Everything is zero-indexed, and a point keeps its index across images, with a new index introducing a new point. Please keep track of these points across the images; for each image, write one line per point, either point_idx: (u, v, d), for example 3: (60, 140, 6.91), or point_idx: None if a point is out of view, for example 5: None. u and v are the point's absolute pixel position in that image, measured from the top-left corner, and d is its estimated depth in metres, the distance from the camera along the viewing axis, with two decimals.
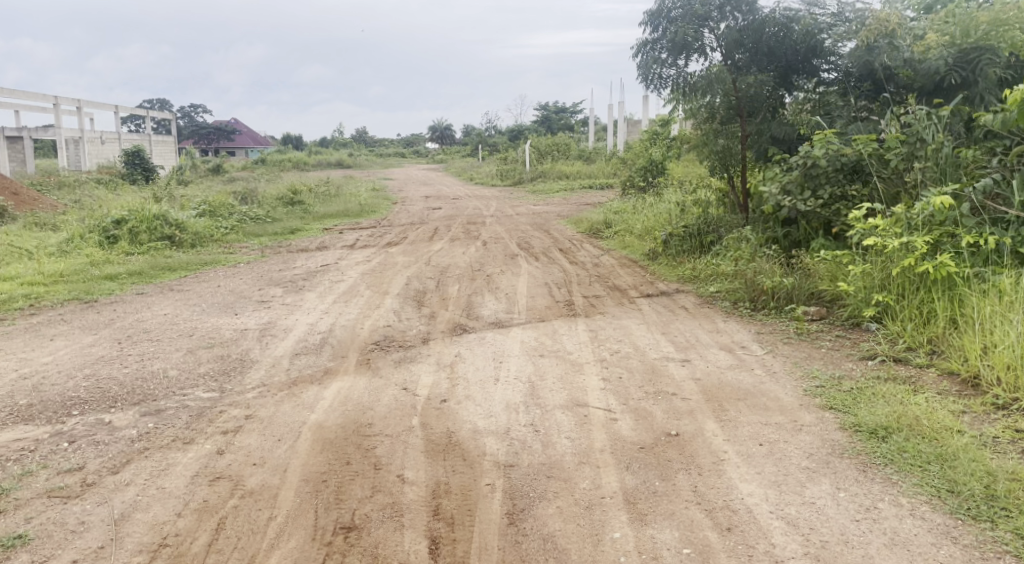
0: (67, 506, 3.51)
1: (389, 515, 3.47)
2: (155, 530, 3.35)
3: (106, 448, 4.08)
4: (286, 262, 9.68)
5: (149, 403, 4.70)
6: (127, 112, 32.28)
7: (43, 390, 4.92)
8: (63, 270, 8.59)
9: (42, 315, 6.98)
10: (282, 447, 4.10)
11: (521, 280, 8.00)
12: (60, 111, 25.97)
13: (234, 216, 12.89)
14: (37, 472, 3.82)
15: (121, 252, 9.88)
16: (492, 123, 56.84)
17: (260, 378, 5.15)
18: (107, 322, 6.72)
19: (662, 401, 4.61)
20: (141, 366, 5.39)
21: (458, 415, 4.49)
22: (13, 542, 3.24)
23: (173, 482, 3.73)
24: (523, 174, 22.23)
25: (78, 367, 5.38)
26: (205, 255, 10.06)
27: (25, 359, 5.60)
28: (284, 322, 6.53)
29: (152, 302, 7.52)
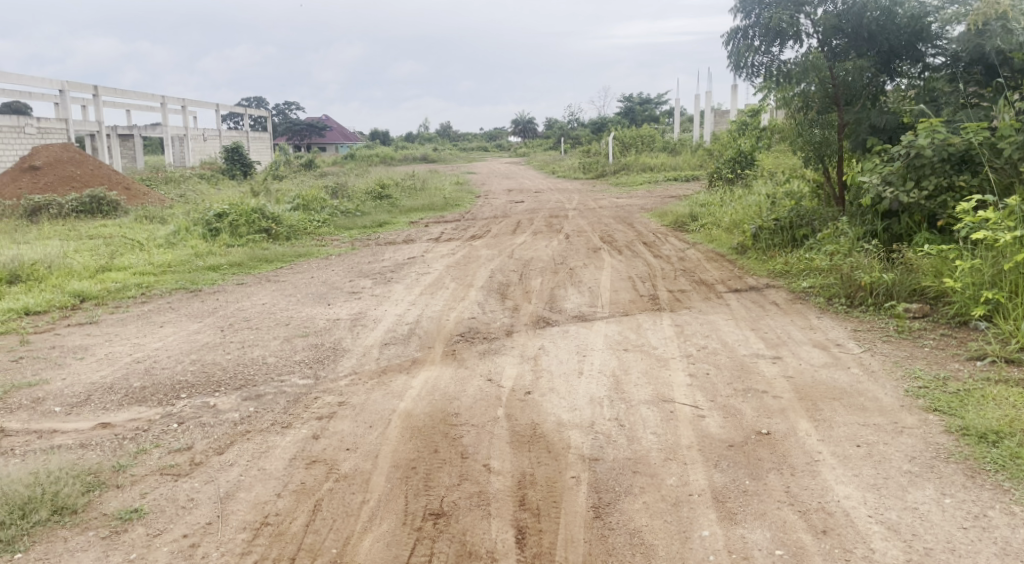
0: (178, 483, 3.73)
1: (476, 504, 3.54)
2: (258, 509, 3.51)
3: (212, 430, 4.32)
4: (375, 254, 9.94)
5: (250, 388, 4.94)
6: (227, 112, 33.87)
7: (155, 373, 5.25)
8: (171, 261, 9.09)
9: (152, 303, 7.42)
10: (373, 434, 4.23)
11: (604, 273, 7.97)
12: (167, 110, 27.43)
13: (325, 209, 13.33)
14: (151, 450, 4.07)
15: (223, 243, 10.36)
16: (574, 116, 56.59)
17: (352, 366, 5.33)
18: (211, 310, 7.08)
19: (752, 399, 4.50)
20: (242, 353, 5.66)
21: (542, 407, 4.51)
22: (131, 515, 3.44)
23: (273, 464, 3.91)
24: (606, 166, 22.05)
25: (185, 353, 5.70)
26: (298, 247, 10.44)
27: (138, 344, 5.97)
28: (374, 312, 6.73)
29: (251, 291, 7.87)
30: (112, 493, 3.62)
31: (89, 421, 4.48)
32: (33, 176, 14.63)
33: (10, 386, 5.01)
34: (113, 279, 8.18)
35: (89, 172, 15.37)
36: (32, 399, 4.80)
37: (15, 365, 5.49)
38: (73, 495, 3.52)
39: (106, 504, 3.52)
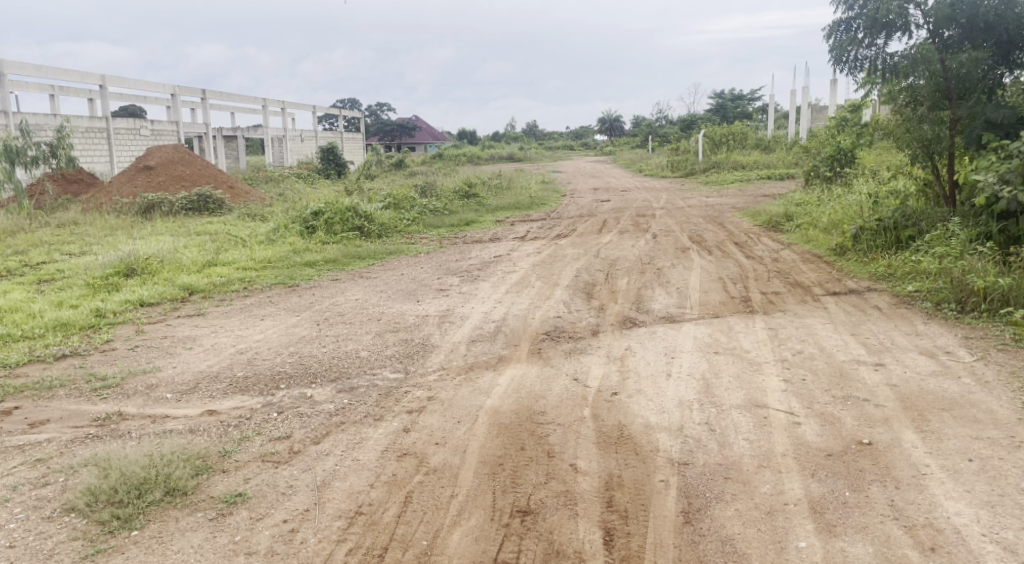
0: (278, 470, 3.89)
1: (563, 503, 3.53)
2: (353, 498, 3.62)
3: (309, 420, 4.48)
4: (462, 253, 10.08)
5: (344, 381, 5.09)
6: (322, 113, 35.04)
7: (256, 364, 5.49)
8: (271, 257, 9.48)
9: (254, 297, 7.76)
10: (461, 429, 4.29)
11: (694, 273, 7.81)
12: (267, 112, 28.64)
13: (415, 208, 13.61)
14: (253, 438, 4.25)
15: (319, 241, 10.72)
16: (663, 113, 55.72)
17: (440, 362, 5.42)
18: (308, 304, 7.35)
19: (852, 407, 4.32)
20: (336, 346, 5.85)
21: (630, 409, 4.46)
22: (235, 499, 3.61)
23: (366, 455, 4.02)
24: (696, 164, 21.60)
25: (284, 345, 5.94)
26: (389, 245, 10.70)
27: (241, 336, 6.26)
28: (461, 309, 6.83)
29: (345, 287, 8.13)
30: (219, 477, 3.81)
31: (197, 407, 4.73)
32: (147, 175, 15.53)
33: (128, 372, 5.34)
34: (218, 273, 8.59)
35: (196, 172, 16.21)
36: (146, 386, 5.10)
37: (131, 353, 5.84)
38: (183, 478, 3.72)
39: (213, 488, 3.71)
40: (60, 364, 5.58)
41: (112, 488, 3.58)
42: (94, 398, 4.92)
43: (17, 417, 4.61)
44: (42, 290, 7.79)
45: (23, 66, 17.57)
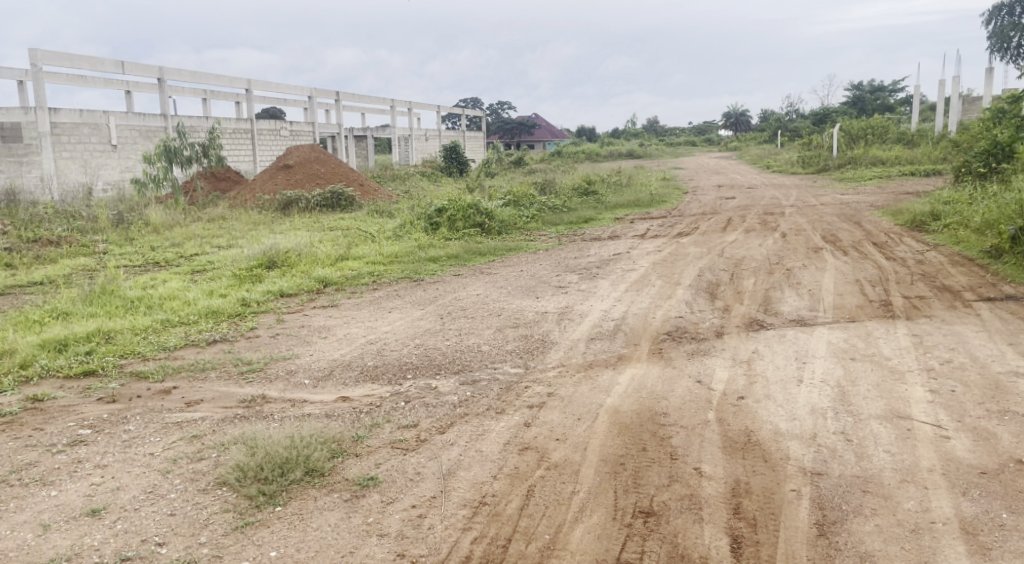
0: (406, 457, 4.03)
1: (688, 506, 3.46)
2: (477, 488, 3.70)
3: (434, 410, 4.61)
4: (581, 250, 10.06)
5: (467, 373, 5.21)
6: (446, 113, 35.91)
7: (384, 354, 5.71)
8: (397, 252, 9.82)
9: (381, 290, 8.07)
10: (581, 426, 4.28)
11: (827, 275, 7.43)
12: (394, 112, 29.67)
13: (535, 205, 13.70)
14: (383, 424, 4.43)
15: (443, 237, 11.01)
16: (794, 106, 53.29)
17: (560, 358, 5.44)
18: (432, 298, 7.56)
19: (1010, 423, 3.98)
20: (459, 340, 5.98)
21: (758, 414, 4.31)
22: (368, 482, 3.77)
23: (489, 447, 4.09)
24: (830, 160, 20.52)
25: (410, 337, 6.14)
26: (510, 241, 10.84)
27: (370, 327, 6.53)
28: (581, 307, 6.82)
29: (466, 282, 8.31)
30: (352, 461, 4.00)
31: (331, 394, 4.98)
32: (286, 173, 16.47)
33: (270, 358, 5.70)
34: (350, 267, 8.99)
35: (330, 170, 17.02)
36: (286, 371, 5.42)
37: (273, 340, 6.23)
38: (321, 460, 3.92)
39: (347, 471, 3.89)
40: (211, 348, 6.02)
41: (258, 465, 3.83)
42: (241, 381, 5.27)
43: (175, 396, 5.01)
44: (195, 280, 8.43)
45: (180, 73, 19.06)
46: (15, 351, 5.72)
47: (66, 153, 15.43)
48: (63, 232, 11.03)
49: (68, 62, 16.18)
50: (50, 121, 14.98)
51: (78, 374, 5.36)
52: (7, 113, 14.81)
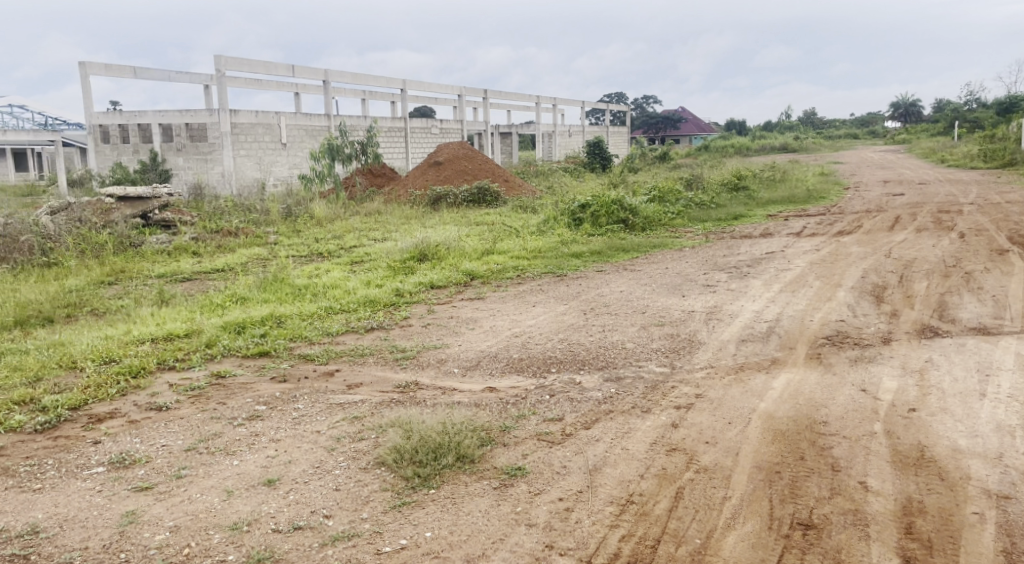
0: (552, 450, 4.06)
1: (852, 522, 3.27)
2: (624, 486, 3.67)
3: (579, 405, 4.62)
4: (731, 248, 9.71)
5: (612, 370, 5.18)
6: (590, 108, 35.83)
7: (529, 347, 5.79)
8: (541, 247, 9.92)
9: (526, 284, 8.19)
10: (733, 430, 4.14)
11: (1014, 280, 6.73)
12: (540, 108, 29.96)
13: (681, 201, 13.37)
14: (529, 416, 4.49)
15: (587, 232, 10.99)
16: (974, 95, 48.67)
17: (709, 359, 5.29)
18: (575, 294, 7.58)
19: None
20: (603, 336, 5.96)
21: (932, 429, 3.98)
22: (515, 472, 3.84)
23: (636, 445, 4.05)
24: (1016, 154, 18.58)
25: (554, 331, 6.18)
26: (655, 238, 10.65)
27: (514, 320, 6.64)
28: (730, 307, 6.59)
29: (610, 279, 8.25)
30: (500, 450, 4.08)
31: (479, 384, 5.11)
32: (436, 170, 17.06)
33: (422, 346, 5.93)
34: (495, 261, 9.18)
35: (478, 166, 17.45)
36: (437, 359, 5.63)
37: (424, 329, 6.47)
38: (471, 446, 4.04)
39: (496, 459, 3.98)
40: (368, 335, 6.35)
41: (413, 448, 4.00)
42: (396, 366, 5.54)
43: (337, 378, 5.34)
44: (354, 270, 8.93)
45: (343, 75, 20.23)
46: (201, 331, 6.31)
47: (243, 152, 16.80)
48: (240, 223, 12.03)
49: (247, 67, 17.60)
50: (231, 122, 16.36)
51: (253, 354, 5.83)
52: (195, 114, 16.33)
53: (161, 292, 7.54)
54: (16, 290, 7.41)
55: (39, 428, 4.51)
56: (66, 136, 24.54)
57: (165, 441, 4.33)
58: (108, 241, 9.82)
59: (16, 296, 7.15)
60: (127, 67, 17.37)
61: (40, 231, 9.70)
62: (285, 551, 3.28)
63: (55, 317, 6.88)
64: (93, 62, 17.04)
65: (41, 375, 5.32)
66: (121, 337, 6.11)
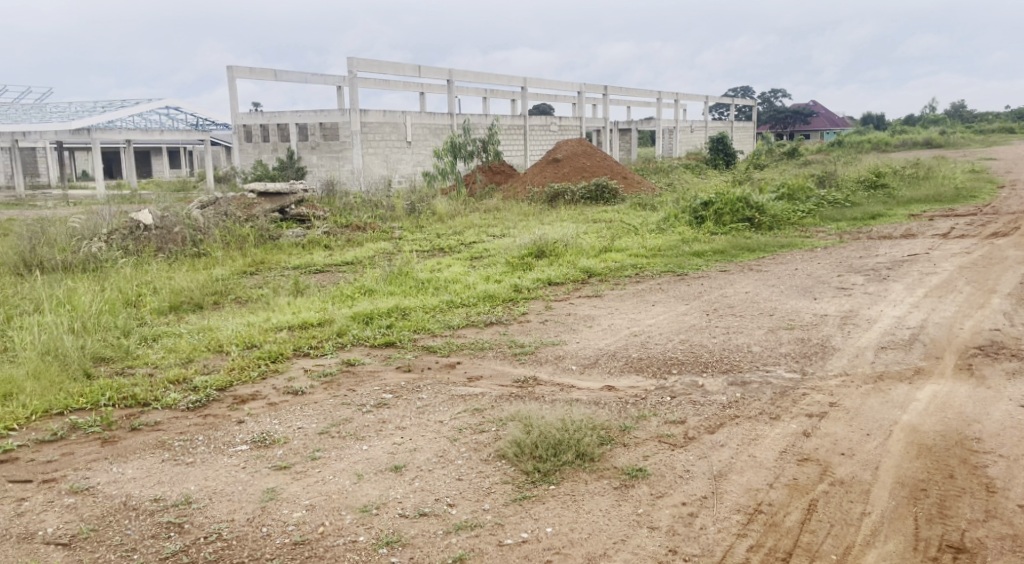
0: (674, 453, 3.97)
1: (1012, 549, 3.03)
2: (752, 495, 3.54)
3: (702, 408, 4.49)
4: (867, 249, 9.16)
5: (737, 374, 5.00)
6: (715, 102, 34.83)
7: (649, 347, 5.69)
8: (662, 245, 9.73)
9: (646, 283, 8.05)
10: (872, 442, 3.91)
11: None
12: (662, 104, 29.43)
13: (812, 199, 12.75)
14: (650, 417, 4.41)
15: (709, 231, 10.68)
16: None
17: (843, 366, 5.01)
18: (697, 294, 7.38)
19: None
20: (728, 338, 5.77)
21: None
22: (636, 474, 3.78)
23: (764, 453, 3.90)
24: None
25: (675, 332, 6.05)
26: (783, 237, 10.22)
27: (634, 319, 6.54)
28: (867, 312, 6.21)
29: (735, 279, 7.98)
30: (621, 450, 4.04)
31: (598, 382, 5.08)
32: (555, 167, 17.10)
33: (540, 342, 5.96)
34: (614, 259, 9.09)
35: (597, 163, 17.35)
36: (555, 356, 5.63)
37: (542, 325, 6.50)
38: (591, 444, 4.01)
39: (616, 459, 3.94)
40: (488, 330, 6.43)
41: (534, 443, 4.01)
42: (515, 361, 5.59)
43: (459, 370, 5.45)
44: (473, 265, 9.08)
45: (466, 74, 20.63)
46: (332, 320, 6.61)
47: (371, 150, 17.45)
48: (368, 219, 12.52)
49: (376, 68, 18.27)
50: (361, 121, 17.04)
51: (380, 344, 6.04)
52: (328, 114, 17.14)
53: (296, 283, 7.95)
54: (171, 278, 8.03)
55: (191, 405, 4.86)
56: (213, 135, 26.37)
57: (300, 424, 4.56)
58: (250, 234, 10.48)
59: (171, 283, 7.74)
60: (268, 70, 18.45)
61: (191, 223, 10.46)
62: (412, 536, 3.38)
63: (204, 304, 7.40)
64: (239, 66, 18.22)
65: (192, 357, 5.74)
66: (262, 324, 6.50)
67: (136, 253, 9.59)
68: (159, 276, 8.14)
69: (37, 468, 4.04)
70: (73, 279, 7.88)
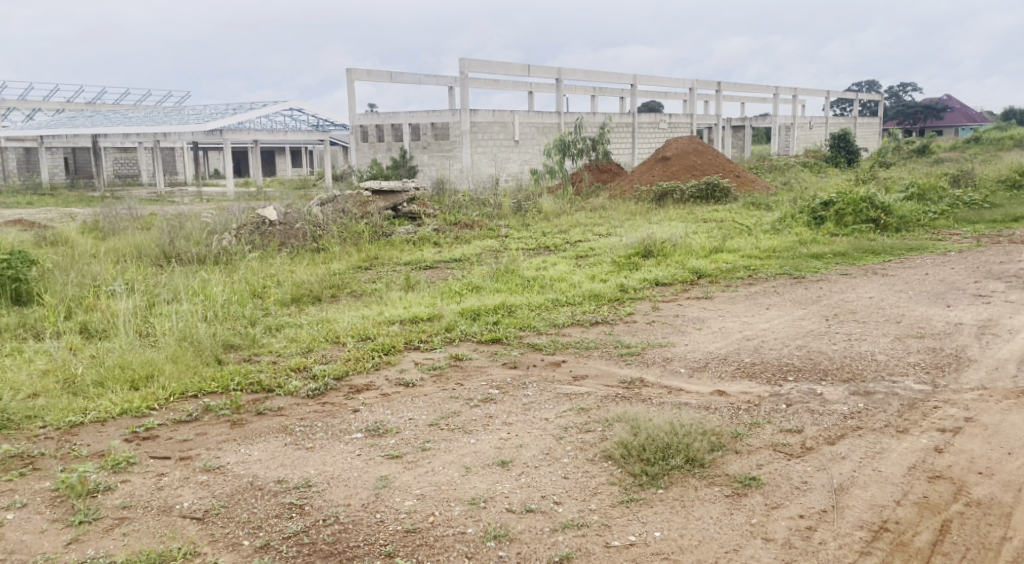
0: (791, 463, 3.81)
1: None
2: (876, 511, 3.36)
3: (821, 418, 4.29)
4: (1008, 254, 8.50)
5: (859, 383, 4.75)
6: (836, 98, 33.25)
7: (763, 352, 5.50)
8: (777, 246, 9.38)
9: (760, 286, 7.78)
10: (1014, 463, 3.63)
11: None
12: (778, 100, 28.39)
13: (944, 199, 11.95)
14: (764, 425, 4.25)
15: (829, 232, 10.19)
16: None
17: (980, 380, 4.66)
18: (816, 298, 7.06)
19: None
20: (849, 345, 5.49)
21: None
22: (749, 482, 3.65)
23: (890, 467, 3.69)
24: None
25: (791, 337, 5.81)
26: (911, 240, 9.62)
27: (747, 322, 6.33)
28: (1008, 322, 5.76)
29: (857, 283, 7.58)
30: (732, 457, 3.91)
31: (708, 386, 4.95)
32: (664, 165, 16.80)
33: (648, 343, 5.86)
34: (726, 259, 8.84)
35: (708, 161, 16.92)
36: (663, 358, 5.53)
37: (649, 326, 6.40)
38: (702, 450, 3.91)
39: (729, 466, 3.82)
40: (594, 329, 6.39)
41: (641, 445, 3.95)
42: (621, 362, 5.53)
43: (564, 369, 5.45)
44: (579, 264, 9.05)
45: (576, 72, 20.59)
46: (441, 316, 6.75)
47: (480, 148, 17.71)
48: (476, 216, 12.72)
49: (487, 68, 18.51)
50: (470, 121, 17.31)
51: (487, 340, 6.12)
52: (440, 114, 17.54)
53: (407, 279, 8.18)
54: (292, 271, 8.44)
55: (310, 393, 5.09)
56: (333, 136, 27.52)
57: (411, 415, 4.68)
58: (364, 230, 10.87)
59: (292, 276, 8.13)
60: (384, 71, 19.06)
61: (312, 218, 10.95)
62: (519, 531, 3.40)
63: (322, 296, 7.73)
64: (357, 69, 18.94)
65: (312, 347, 6.00)
66: (375, 317, 6.72)
67: (261, 247, 10.15)
68: (282, 269, 8.57)
69: (174, 446, 4.33)
70: (206, 271, 8.42)
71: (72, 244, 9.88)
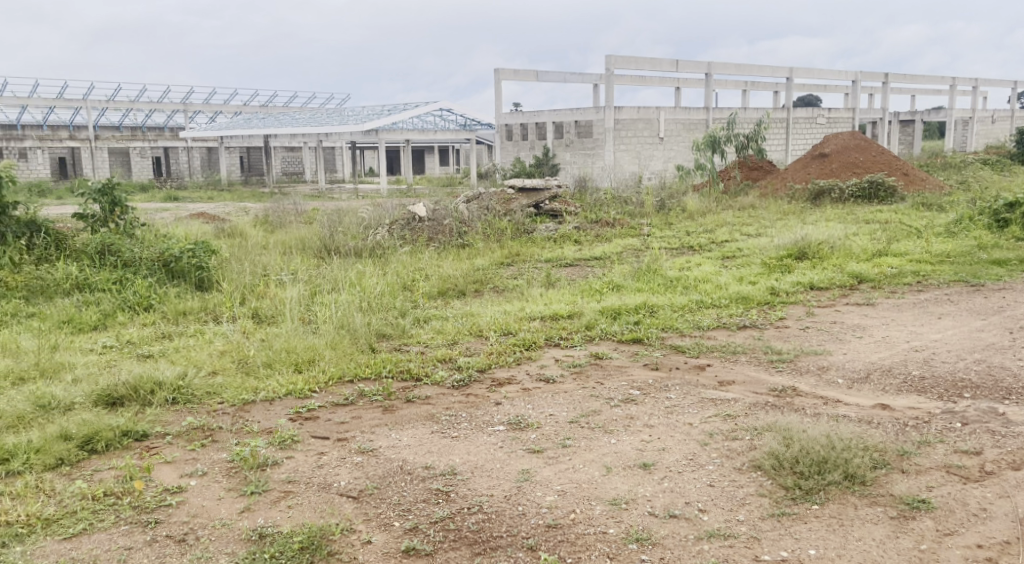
0: (967, 487, 3.49)
1: None
2: None
3: (1003, 440, 3.90)
4: None
5: None
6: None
7: (934, 365, 5.06)
8: (950, 251, 8.62)
9: (930, 293, 7.17)
10: None
11: None
12: (955, 92, 26.10)
13: None
14: (934, 444, 3.92)
15: (1013, 237, 9.23)
16: None
17: None
18: (997, 308, 6.42)
19: None
20: None
21: None
22: (917, 505, 3.37)
23: None
24: None
25: (968, 350, 5.32)
26: None
27: (915, 332, 5.86)
28: None
29: None
30: (898, 477, 3.63)
31: (869, 399, 4.62)
32: (821, 162, 15.90)
33: (801, 350, 5.56)
34: (890, 264, 8.24)
35: (871, 158, 15.83)
36: (818, 367, 5.23)
37: (802, 332, 6.07)
38: (863, 467, 3.65)
39: (894, 486, 3.55)
40: (741, 333, 6.15)
41: (794, 457, 3.75)
42: (771, 369, 5.28)
43: (709, 373, 5.27)
44: (726, 265, 8.73)
45: (726, 66, 19.88)
46: (582, 314, 6.73)
47: (624, 146, 17.51)
48: (618, 214, 12.59)
49: (634, 65, 18.27)
50: (615, 118, 17.15)
51: (628, 340, 6.04)
52: (585, 112, 17.50)
53: (548, 276, 8.23)
54: (439, 266, 8.72)
55: (456, 384, 5.24)
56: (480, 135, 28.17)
57: (553, 411, 4.70)
58: (508, 227, 11.04)
59: (439, 271, 8.39)
60: (531, 71, 19.28)
61: (459, 215, 11.26)
62: (662, 536, 3.33)
63: (466, 291, 7.93)
64: (505, 69, 19.29)
65: (456, 340, 6.17)
66: (517, 313, 6.81)
67: (411, 241, 10.55)
68: (429, 264, 8.87)
69: (333, 428, 4.60)
70: (361, 263, 8.87)
71: (245, 237, 10.73)
